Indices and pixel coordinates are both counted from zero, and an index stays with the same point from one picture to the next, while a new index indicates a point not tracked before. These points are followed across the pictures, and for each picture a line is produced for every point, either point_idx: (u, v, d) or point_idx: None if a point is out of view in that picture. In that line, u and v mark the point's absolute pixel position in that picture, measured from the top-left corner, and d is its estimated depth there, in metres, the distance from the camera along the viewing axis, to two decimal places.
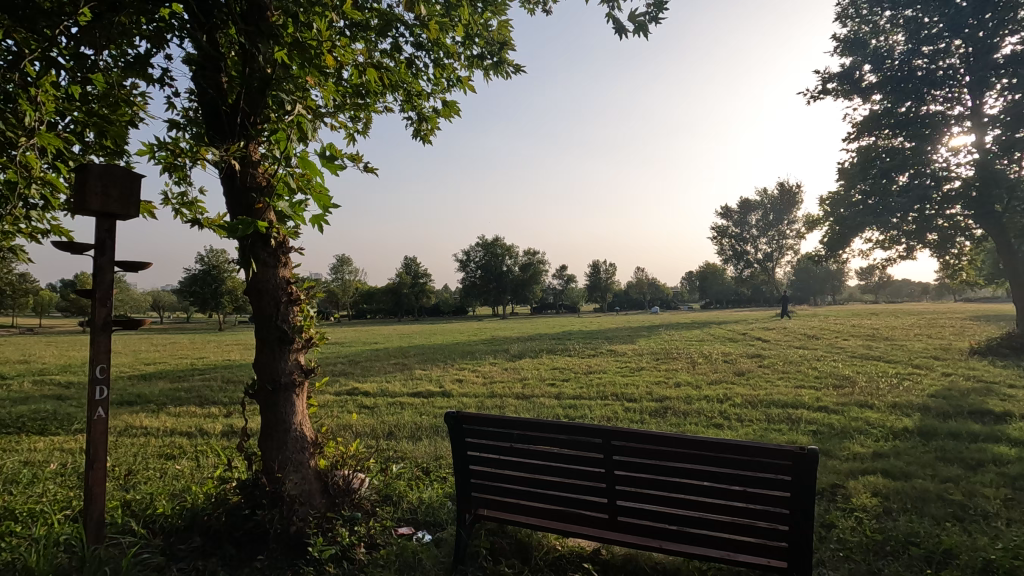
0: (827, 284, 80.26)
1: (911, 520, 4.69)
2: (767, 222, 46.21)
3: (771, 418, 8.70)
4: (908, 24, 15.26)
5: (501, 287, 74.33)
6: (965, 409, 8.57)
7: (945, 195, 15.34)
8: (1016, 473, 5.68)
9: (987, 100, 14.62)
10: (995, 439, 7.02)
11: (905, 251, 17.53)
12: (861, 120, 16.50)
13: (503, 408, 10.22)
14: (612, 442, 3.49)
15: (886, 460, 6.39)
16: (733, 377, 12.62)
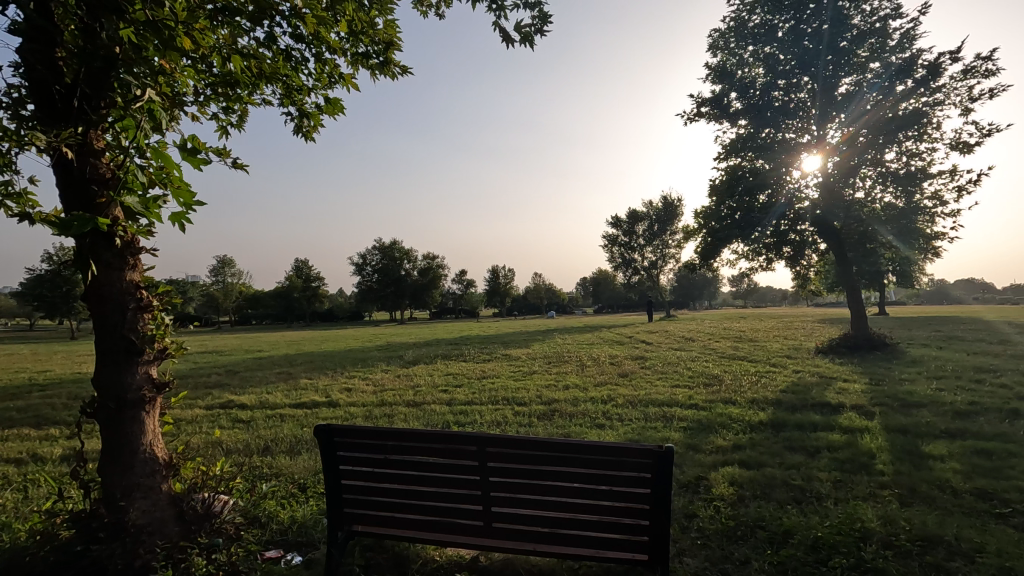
0: (705, 290, 87.66)
1: (760, 505, 5.18)
2: (653, 232, 49.39)
3: (648, 417, 9.26)
4: (767, 59, 17.09)
5: (399, 291, 72.60)
6: (808, 402, 9.71)
7: (798, 212, 17.76)
8: (844, 457, 6.51)
9: (829, 131, 16.71)
10: (830, 428, 8.02)
11: (766, 262, 19.57)
12: (728, 142, 18.18)
13: (392, 417, 9.93)
14: (486, 448, 3.50)
15: (744, 451, 7.03)
16: (618, 379, 13.28)
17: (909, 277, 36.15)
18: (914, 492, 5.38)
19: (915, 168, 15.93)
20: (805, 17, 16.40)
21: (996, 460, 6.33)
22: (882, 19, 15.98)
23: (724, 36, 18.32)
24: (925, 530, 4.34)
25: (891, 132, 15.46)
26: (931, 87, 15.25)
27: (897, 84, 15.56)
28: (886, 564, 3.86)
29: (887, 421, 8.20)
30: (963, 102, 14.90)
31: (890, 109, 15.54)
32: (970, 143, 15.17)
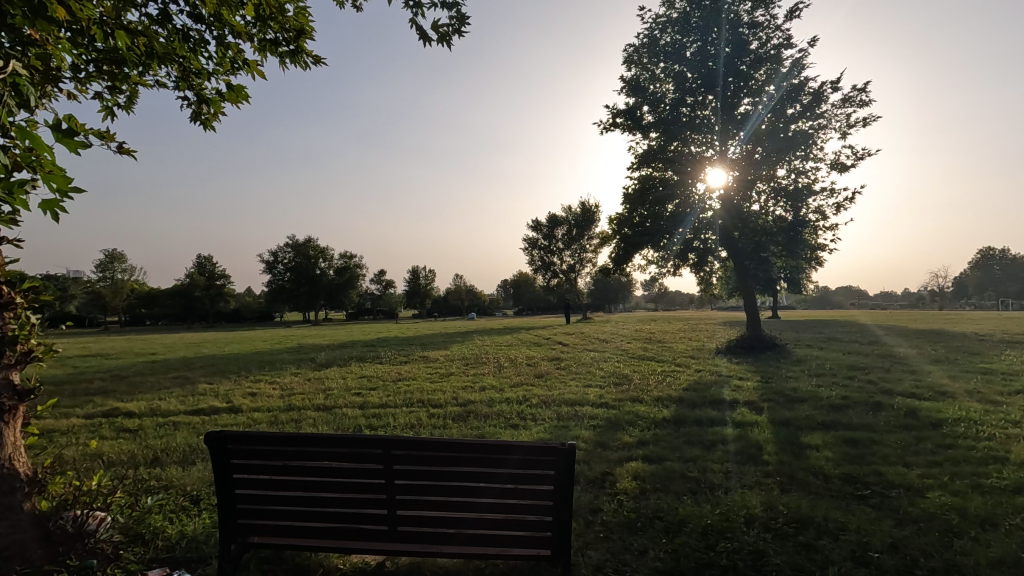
0: (620, 294, 91.41)
1: (659, 497, 5.48)
2: (571, 237, 50.77)
3: (561, 416, 9.51)
4: (677, 76, 18.09)
5: (314, 291, 69.55)
6: (707, 399, 10.40)
7: (704, 221, 19.09)
8: (735, 450, 7.04)
9: (730, 147, 17.98)
10: (725, 423, 8.64)
11: (673, 268, 20.72)
12: (641, 152, 19.09)
13: (299, 422, 9.49)
14: (391, 451, 3.46)
15: (648, 447, 7.39)
16: (533, 380, 13.54)
17: (798, 283, 39.71)
18: (792, 479, 5.91)
19: (802, 185, 17.54)
20: (710, 39, 17.58)
21: (861, 448, 7.10)
22: (776, 47, 17.49)
23: (638, 51, 19.19)
24: (800, 513, 4.77)
25: (782, 150, 16.92)
26: (815, 113, 17.01)
27: (787, 108, 17.10)
28: (765, 545, 4.21)
29: (773, 415, 8.96)
30: (841, 127, 16.60)
31: (781, 130, 17.00)
32: (846, 164, 16.90)
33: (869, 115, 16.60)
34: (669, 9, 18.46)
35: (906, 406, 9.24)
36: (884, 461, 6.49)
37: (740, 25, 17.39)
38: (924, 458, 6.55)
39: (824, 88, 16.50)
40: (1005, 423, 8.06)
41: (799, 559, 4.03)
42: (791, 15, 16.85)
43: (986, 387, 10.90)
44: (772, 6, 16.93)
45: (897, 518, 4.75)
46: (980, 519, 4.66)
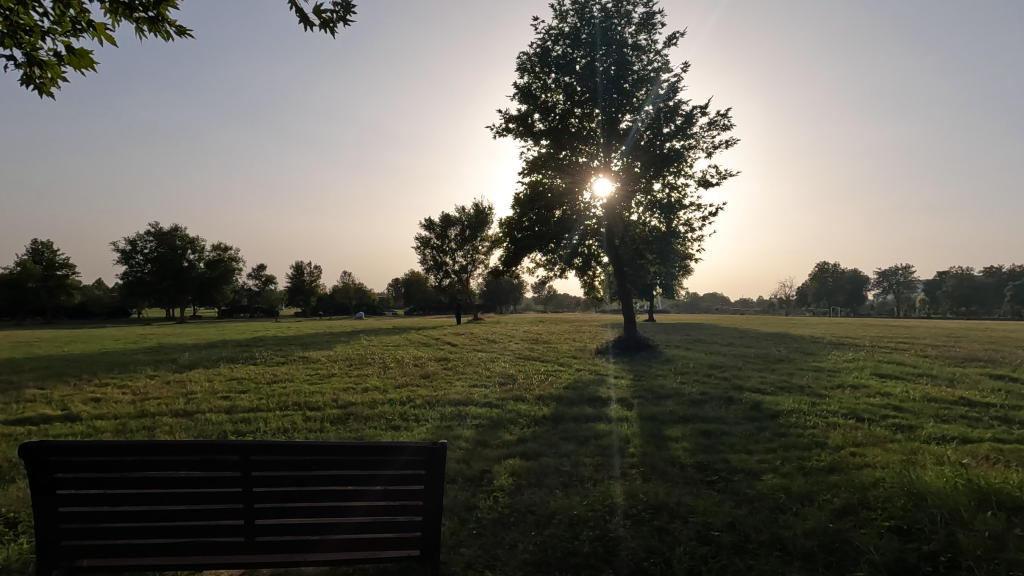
0: (511, 296, 93.33)
1: (533, 492, 5.69)
2: (463, 237, 50.81)
3: (444, 416, 9.50)
4: (567, 88, 18.90)
5: (180, 285, 63.01)
6: (584, 397, 10.97)
7: (589, 228, 19.99)
8: (606, 444, 7.50)
9: (613, 160, 19.08)
10: (599, 419, 9.17)
11: (559, 271, 21.49)
12: (532, 159, 19.64)
13: (153, 430, 8.56)
14: (251, 457, 3.25)
15: (526, 444, 7.63)
16: (418, 380, 13.38)
17: (672, 288, 43.17)
18: (653, 469, 6.41)
19: (674, 199, 19.11)
20: (598, 56, 18.58)
21: (713, 438, 7.89)
22: (655, 70, 18.88)
23: (531, 58, 19.71)
24: (656, 500, 5.19)
25: (658, 165, 18.24)
26: (687, 134, 18.55)
27: (663, 127, 18.51)
28: (624, 532, 4.52)
29: (642, 411, 9.66)
30: (708, 148, 18.28)
31: (656, 146, 18.32)
32: (711, 182, 18.64)
33: (730, 140, 18.46)
34: (561, 22, 19.21)
35: (752, 400, 10.41)
36: (731, 449, 7.26)
37: (625, 46, 18.55)
38: (762, 445, 7.43)
39: (694, 112, 18.10)
40: (827, 413, 9.38)
41: (652, 542, 4.37)
42: (670, 42, 18.27)
43: (815, 383, 12.61)
44: (653, 32, 18.25)
45: (736, 500, 5.34)
46: (801, 496, 5.38)
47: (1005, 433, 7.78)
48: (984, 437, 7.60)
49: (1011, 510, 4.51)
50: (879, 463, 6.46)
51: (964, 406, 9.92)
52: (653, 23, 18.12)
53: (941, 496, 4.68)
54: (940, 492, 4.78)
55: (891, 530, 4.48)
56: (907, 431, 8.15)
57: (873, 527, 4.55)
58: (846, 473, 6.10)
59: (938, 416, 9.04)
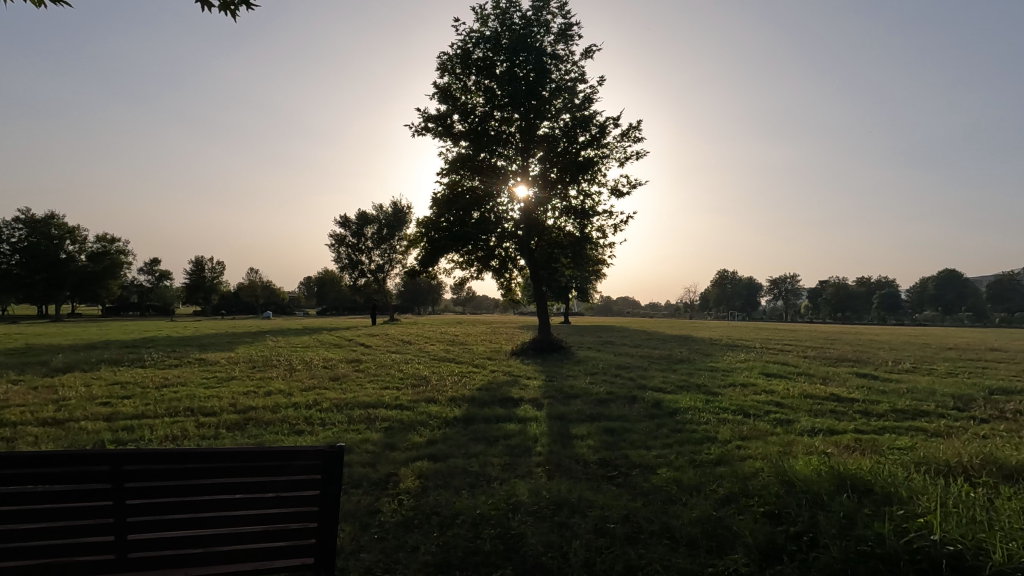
0: (429, 297, 92.30)
1: (439, 493, 5.68)
2: (381, 236, 49.63)
3: (352, 419, 9.23)
4: (487, 91, 19.11)
5: (55, 279, 56.37)
6: (496, 397, 11.10)
7: (505, 230, 19.81)
8: (514, 443, 7.64)
9: (530, 164, 19.46)
10: (509, 419, 9.32)
11: (476, 272, 21.42)
12: (451, 159, 19.60)
13: (13, 440, 7.61)
14: (123, 467, 3.00)
15: (436, 446, 7.60)
16: (327, 382, 12.91)
17: (586, 291, 44.70)
18: (558, 466, 6.62)
19: (588, 206, 19.83)
20: (517, 62, 18.89)
21: (616, 435, 8.27)
22: (571, 80, 19.47)
23: (451, 59, 19.67)
24: (558, 496, 5.37)
25: (573, 172, 18.79)
26: (601, 143, 19.24)
27: (578, 136, 19.10)
28: (525, 528, 4.63)
29: (551, 410, 9.93)
30: (620, 158, 19.10)
31: (572, 154, 18.86)
32: (622, 190, 19.50)
33: (641, 151, 19.41)
34: (482, 26, 19.32)
35: (653, 398, 11.02)
36: (631, 445, 7.66)
37: (544, 55, 19.00)
38: (660, 441, 7.89)
39: (608, 123, 18.81)
40: (718, 410, 10.12)
41: (552, 536, 4.52)
42: (586, 54, 18.91)
43: (711, 382, 13.54)
44: (571, 43, 18.80)
45: (633, 493, 5.64)
46: (691, 487, 5.78)
47: (864, 425, 8.79)
48: (847, 428, 8.55)
49: (862, 491, 5.12)
50: (759, 454, 7.07)
51: (833, 401, 11.09)
52: (570, 35, 18.67)
53: (807, 483, 5.22)
54: (806, 478, 5.32)
55: (765, 514, 4.93)
56: (785, 424, 8.98)
57: (750, 512, 4.98)
58: (731, 465, 6.64)
59: (811, 410, 10.04)
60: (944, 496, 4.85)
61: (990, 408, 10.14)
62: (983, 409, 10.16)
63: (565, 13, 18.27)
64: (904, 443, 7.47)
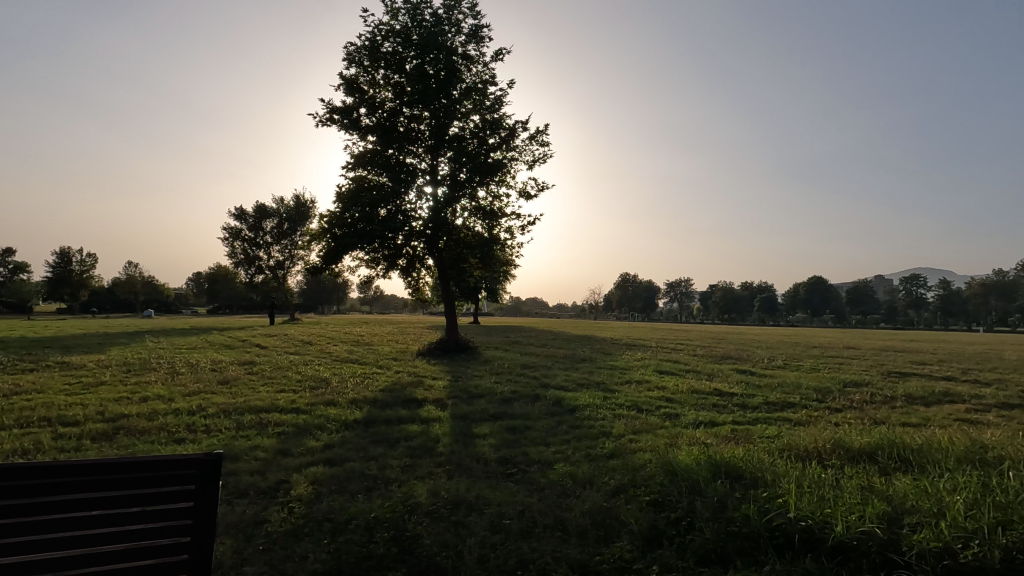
0: (334, 295, 88.67)
1: (334, 498, 5.49)
2: (281, 231, 46.89)
3: (241, 425, 8.65)
4: (396, 86, 18.82)
5: None
6: (400, 399, 10.90)
7: (413, 229, 19.25)
8: (415, 445, 7.54)
9: (439, 163, 19.32)
10: (411, 420, 9.19)
11: (383, 271, 20.95)
12: (357, 153, 19.04)
13: None
14: None
15: (332, 450, 7.32)
16: (214, 387, 12.00)
17: (495, 292, 45.15)
18: (458, 466, 6.64)
19: (496, 207, 20.04)
20: (427, 60, 18.72)
21: (517, 433, 8.44)
22: (482, 82, 19.58)
23: (359, 50, 19.11)
24: (456, 495, 5.39)
25: (481, 174, 18.87)
26: (510, 146, 19.49)
27: (488, 137, 19.23)
28: (421, 529, 4.60)
29: (455, 410, 9.93)
30: (528, 161, 19.45)
31: (482, 155, 18.94)
32: (530, 194, 19.90)
33: (547, 155, 19.89)
34: (392, 19, 18.91)
35: (555, 396, 11.37)
36: (531, 442, 7.85)
37: (454, 54, 18.95)
38: (559, 437, 8.17)
39: (517, 126, 19.10)
40: (615, 406, 10.65)
41: (447, 536, 4.54)
42: (496, 57, 19.05)
43: (609, 379, 14.20)
44: (481, 44, 18.89)
45: (530, 489, 5.79)
46: (585, 480, 6.04)
47: (740, 417, 9.64)
48: (725, 420, 9.33)
49: (734, 477, 5.61)
50: (648, 447, 7.54)
51: (716, 396, 12.04)
52: (481, 36, 18.77)
53: (689, 472, 5.65)
54: (687, 467, 5.77)
55: (649, 503, 5.26)
56: (673, 418, 9.65)
57: (636, 502, 5.28)
58: (623, 458, 7.02)
59: (697, 404, 10.85)
60: (801, 478, 5.44)
61: (843, 399, 11.51)
62: (838, 400, 11.51)
63: (475, 14, 18.32)
64: (772, 432, 8.28)
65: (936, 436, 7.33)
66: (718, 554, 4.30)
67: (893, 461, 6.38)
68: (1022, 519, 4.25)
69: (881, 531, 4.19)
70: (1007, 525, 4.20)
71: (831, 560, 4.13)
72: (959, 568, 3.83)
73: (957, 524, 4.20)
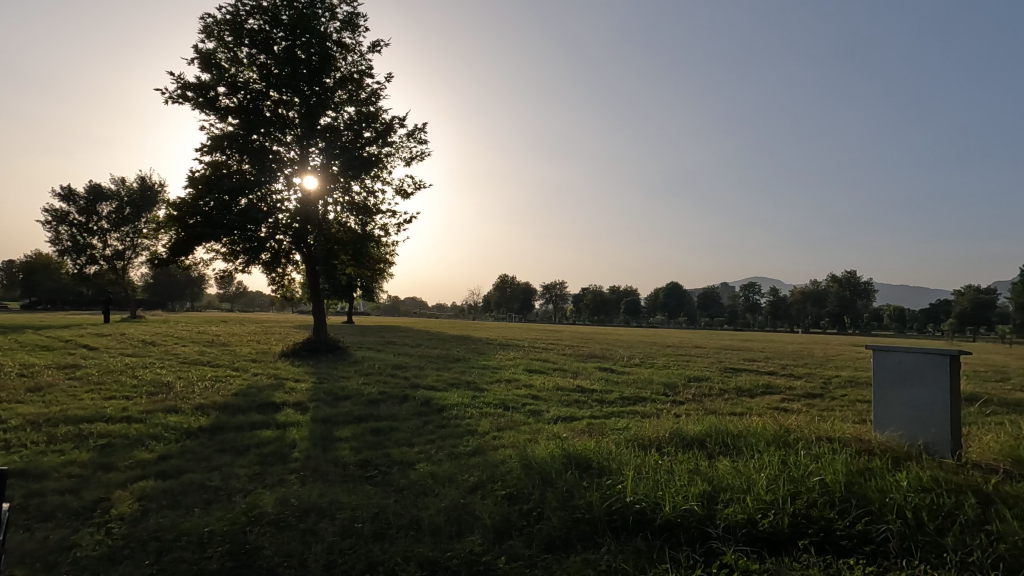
0: (188, 291, 79.98)
1: (164, 514, 4.97)
2: (121, 217, 41.13)
3: (54, 438, 7.49)
4: (262, 67, 17.54)
5: None
6: (255, 403, 10.14)
7: (278, 222, 18.02)
8: (266, 451, 7.06)
9: (310, 153, 18.21)
10: (266, 426, 8.59)
11: (243, 265, 19.31)
12: (214, 136, 17.42)
13: None
14: None
15: (168, 461, 6.62)
16: (21, 394, 10.25)
17: (371, 290, 43.78)
18: (313, 471, 6.36)
19: (370, 203, 19.41)
20: (297, 43, 17.67)
21: (381, 435, 8.27)
22: (358, 72, 18.92)
23: (219, 24, 17.56)
24: (307, 502, 5.15)
25: (356, 168, 18.11)
26: (387, 141, 18.98)
27: (364, 130, 18.60)
28: (262, 540, 4.35)
29: (316, 414, 9.45)
30: (405, 158, 19.11)
31: (357, 148, 18.21)
32: (408, 191, 19.58)
33: (425, 154, 19.71)
34: None
35: (424, 396, 11.31)
36: (394, 444, 7.73)
37: (327, 40, 18.09)
38: (423, 437, 8.14)
39: (394, 121, 18.67)
40: (482, 405, 10.85)
41: (293, 545, 4.33)
42: (373, 48, 18.50)
43: (480, 379, 14.41)
44: (358, 33, 18.25)
45: (387, 491, 5.71)
46: (445, 478, 6.10)
47: (597, 411, 10.33)
48: (583, 415, 9.93)
49: (583, 467, 6.01)
50: (510, 443, 7.80)
51: (578, 393, 12.75)
52: (357, 25, 18.13)
53: (543, 465, 5.95)
54: (542, 461, 6.07)
55: (504, 497, 5.43)
56: (537, 414, 10.08)
57: (492, 496, 5.44)
58: (484, 454, 7.19)
59: (560, 401, 11.41)
60: (640, 465, 5.96)
61: (686, 394, 12.80)
62: (682, 394, 12.78)
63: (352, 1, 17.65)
64: (622, 425, 8.99)
65: (753, 424, 8.42)
66: (562, 539, 4.58)
67: (718, 446, 7.23)
68: (806, 490, 5.05)
69: (699, 507, 4.75)
70: (796, 495, 4.97)
71: (657, 537, 4.59)
72: (757, 535, 4.47)
73: (760, 497, 4.88)
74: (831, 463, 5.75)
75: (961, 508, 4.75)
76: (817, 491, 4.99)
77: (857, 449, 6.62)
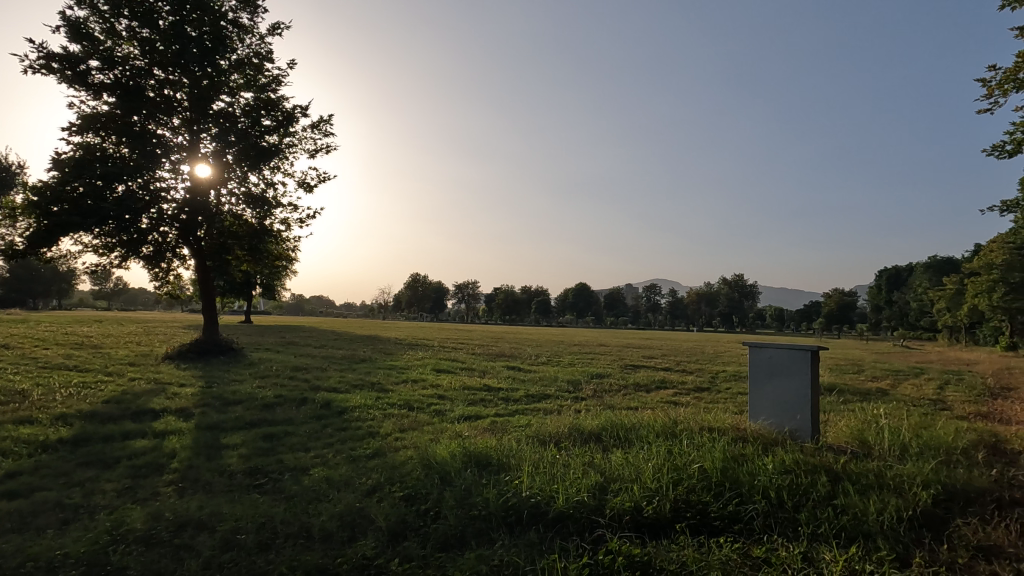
0: (54, 287, 71.13)
1: (7, 539, 4.39)
2: None
3: None
4: (144, 42, 15.99)
5: None
6: (130, 410, 9.23)
7: (162, 213, 16.50)
8: (140, 463, 6.45)
9: (201, 139, 16.84)
10: (141, 435, 7.83)
11: (119, 258, 17.54)
12: (85, 114, 15.60)
13: None
14: None
15: (16, 479, 5.84)
16: None
17: (272, 288, 41.38)
18: (194, 482, 5.90)
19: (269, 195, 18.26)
20: (187, 19, 16.30)
21: (275, 440, 7.84)
22: (256, 56, 17.78)
23: None
24: (184, 516, 4.77)
25: (253, 158, 16.96)
26: (288, 131, 17.97)
27: (263, 118, 17.48)
28: (127, 560, 3.97)
29: (201, 420, 8.76)
30: (308, 149, 18.19)
31: (255, 136, 17.05)
32: (311, 184, 18.68)
33: (330, 146, 18.91)
34: None
35: (324, 398, 10.87)
36: (288, 449, 7.35)
37: (221, 19, 16.84)
38: (320, 441, 7.81)
39: (296, 110, 17.70)
40: (386, 406, 10.61)
41: (163, 563, 4.00)
42: (273, 31, 17.46)
43: (384, 379, 14.06)
44: (256, 14, 17.15)
45: (276, 499, 5.42)
46: (341, 483, 5.89)
47: (501, 410, 10.46)
48: (488, 413, 10.03)
49: (483, 465, 6.07)
50: (412, 444, 7.69)
51: (484, 391, 12.83)
52: (255, 6, 17.03)
53: (443, 465, 5.93)
54: (442, 461, 6.05)
55: (402, 498, 5.36)
56: (442, 414, 10.01)
57: (389, 498, 5.34)
58: (384, 456, 7.04)
59: (466, 400, 11.41)
60: (539, 461, 6.11)
61: (588, 390, 13.30)
62: (584, 390, 13.26)
63: None
64: (525, 422, 9.17)
65: (647, 417, 8.92)
66: (457, 538, 4.60)
67: (613, 438, 7.58)
68: (688, 476, 5.44)
69: (590, 499, 4.97)
70: (678, 482, 5.34)
71: (550, 528, 4.74)
72: (641, 521, 4.76)
73: (646, 486, 5.20)
74: (711, 451, 6.23)
75: (815, 487, 5.33)
76: (697, 478, 5.38)
77: (734, 437, 7.23)
